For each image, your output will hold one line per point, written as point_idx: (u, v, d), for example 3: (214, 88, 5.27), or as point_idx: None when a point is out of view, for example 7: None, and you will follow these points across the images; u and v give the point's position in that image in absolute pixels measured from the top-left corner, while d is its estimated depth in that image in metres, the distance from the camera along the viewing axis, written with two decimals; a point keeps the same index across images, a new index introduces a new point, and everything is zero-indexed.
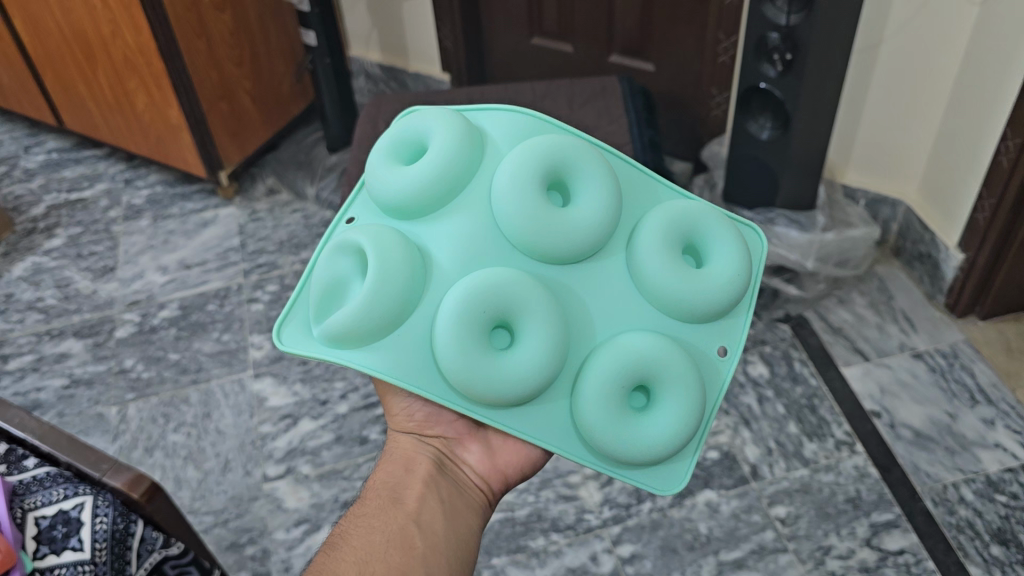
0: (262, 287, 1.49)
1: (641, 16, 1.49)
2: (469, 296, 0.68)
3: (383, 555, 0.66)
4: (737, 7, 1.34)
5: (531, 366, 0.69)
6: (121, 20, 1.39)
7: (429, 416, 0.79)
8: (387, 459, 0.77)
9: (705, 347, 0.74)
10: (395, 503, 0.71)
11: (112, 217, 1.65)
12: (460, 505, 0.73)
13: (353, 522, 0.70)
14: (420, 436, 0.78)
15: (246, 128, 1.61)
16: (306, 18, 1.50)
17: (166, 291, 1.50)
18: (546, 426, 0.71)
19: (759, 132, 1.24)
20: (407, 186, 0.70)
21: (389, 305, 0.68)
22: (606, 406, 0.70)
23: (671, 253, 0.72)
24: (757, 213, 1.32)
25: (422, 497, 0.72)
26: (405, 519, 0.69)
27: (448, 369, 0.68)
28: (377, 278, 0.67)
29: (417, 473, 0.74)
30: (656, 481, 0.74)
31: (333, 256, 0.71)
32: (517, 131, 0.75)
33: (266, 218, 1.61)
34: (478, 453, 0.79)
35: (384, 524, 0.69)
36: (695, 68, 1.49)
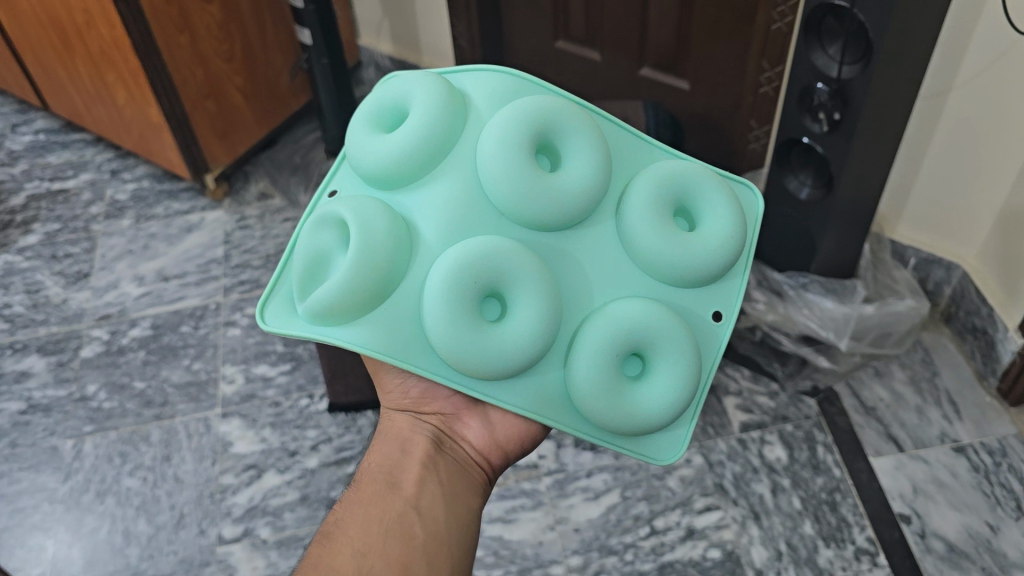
0: (241, 309, 1.37)
1: (678, 28, 1.32)
2: (457, 265, 0.63)
3: (381, 546, 0.62)
4: (784, 35, 1.15)
5: (523, 333, 0.64)
6: (94, 12, 1.25)
7: (425, 393, 0.76)
8: (382, 438, 0.74)
9: (699, 313, 0.71)
10: (393, 486, 0.67)
11: (92, 213, 1.53)
12: (460, 487, 0.70)
13: (349, 509, 0.66)
14: (415, 414, 0.75)
15: (236, 128, 1.46)
16: (301, 15, 1.33)
17: (140, 306, 1.39)
18: (538, 397, 0.68)
19: (798, 189, 1.07)
20: (394, 147, 0.65)
21: (373, 276, 0.63)
22: (600, 376, 0.66)
23: (665, 219, 0.68)
24: (789, 278, 1.15)
25: (421, 480, 0.68)
26: (404, 506, 0.66)
27: (437, 339, 0.63)
28: (363, 246, 0.63)
29: (414, 455, 0.71)
30: (652, 448, 0.71)
31: (314, 230, 0.67)
32: (499, 96, 0.69)
33: (254, 226, 1.48)
34: (479, 430, 0.75)
35: (380, 510, 0.65)
36: (734, 91, 1.31)
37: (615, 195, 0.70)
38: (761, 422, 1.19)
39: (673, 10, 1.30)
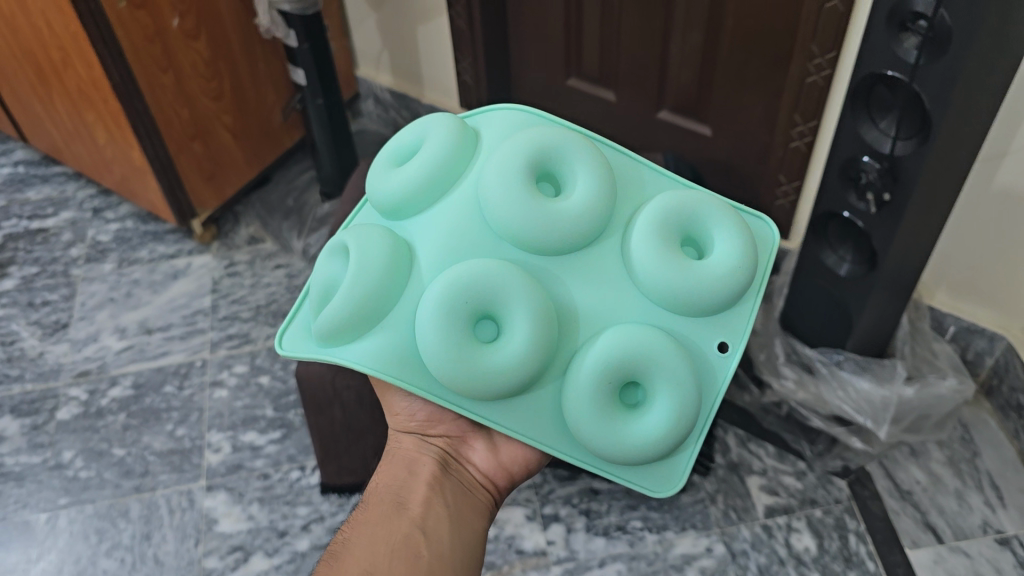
0: (229, 367, 1.28)
1: (701, 72, 1.22)
2: (450, 288, 0.63)
3: (389, 569, 0.64)
4: (821, 89, 1.05)
5: (515, 359, 0.64)
6: (70, 50, 1.15)
7: (431, 416, 0.75)
8: (389, 459, 0.75)
9: (701, 344, 0.68)
10: (400, 509, 0.69)
11: (73, 256, 1.44)
12: (465, 509, 0.71)
13: (356, 531, 0.68)
14: (422, 437, 0.75)
15: (225, 168, 1.37)
16: (295, 54, 1.23)
17: (121, 362, 1.30)
18: (533, 420, 0.68)
19: (837, 265, 0.97)
20: (402, 180, 0.68)
21: (373, 297, 0.65)
22: (593, 402, 0.65)
23: (665, 245, 0.66)
24: (821, 354, 1.06)
25: (428, 502, 0.70)
26: (410, 529, 0.67)
27: (428, 361, 0.64)
28: (363, 270, 0.65)
29: (420, 478, 0.72)
30: (649, 477, 0.70)
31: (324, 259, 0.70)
32: (510, 130, 0.70)
33: (244, 273, 1.39)
34: (484, 452, 0.76)
35: (387, 533, 0.67)
36: (761, 141, 1.21)
37: (620, 221, 0.69)
38: (787, 506, 1.11)
39: (696, 54, 1.20)
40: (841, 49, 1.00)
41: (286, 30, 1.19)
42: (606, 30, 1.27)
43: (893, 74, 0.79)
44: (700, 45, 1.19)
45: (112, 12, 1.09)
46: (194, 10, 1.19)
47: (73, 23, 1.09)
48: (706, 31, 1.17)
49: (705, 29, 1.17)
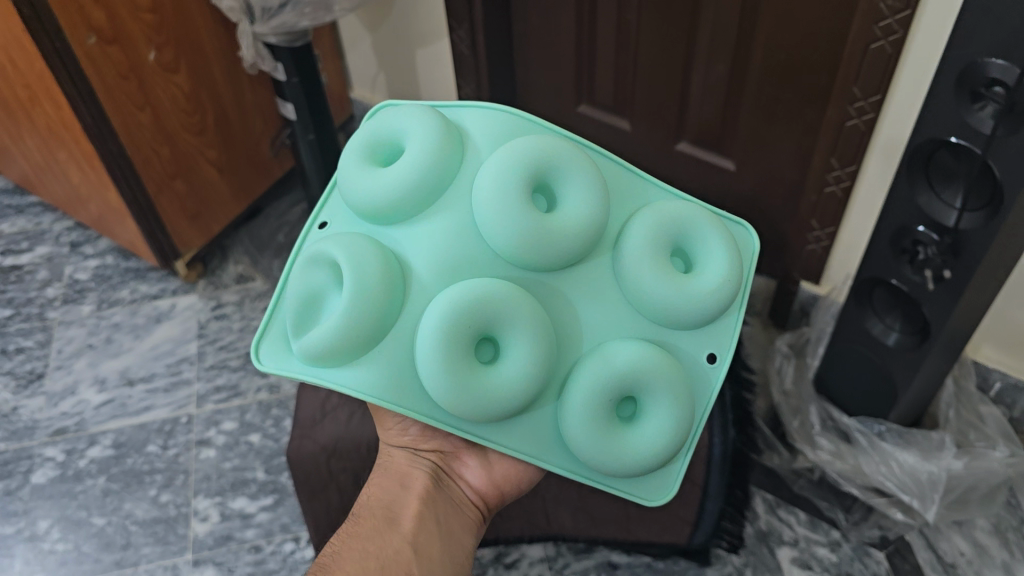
0: (217, 424, 1.19)
1: (725, 105, 1.12)
2: (451, 309, 0.57)
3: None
4: (861, 134, 0.95)
5: (517, 379, 0.59)
6: (36, 89, 1.05)
7: (425, 431, 0.72)
8: (381, 470, 0.71)
9: (694, 355, 0.64)
10: (391, 523, 0.65)
11: (48, 296, 1.35)
12: (455, 527, 0.68)
13: (344, 544, 0.64)
14: (414, 451, 0.71)
15: (210, 205, 1.27)
16: (282, 88, 1.13)
17: (100, 418, 1.20)
18: (530, 439, 0.62)
19: (885, 334, 0.88)
20: (389, 185, 0.59)
21: (375, 310, 0.58)
22: (592, 419, 0.60)
23: (665, 260, 0.61)
24: (860, 423, 0.98)
25: (420, 518, 0.66)
26: (402, 546, 0.63)
27: (428, 385, 0.58)
28: (357, 292, 0.57)
29: (413, 492, 0.68)
30: (643, 489, 0.65)
31: (306, 266, 0.61)
32: (496, 126, 0.63)
33: (232, 315, 1.30)
34: (477, 469, 0.72)
35: (377, 548, 0.63)
36: (791, 180, 1.12)
37: (616, 227, 0.63)
38: None
39: (719, 87, 1.11)
40: (886, 92, 0.91)
41: (273, 63, 1.09)
42: (620, 57, 1.17)
43: (958, 139, 0.69)
44: (724, 78, 1.09)
45: (80, 49, 0.99)
46: (173, 41, 1.09)
47: (36, 61, 0.99)
48: (731, 62, 1.07)
49: (731, 60, 1.07)
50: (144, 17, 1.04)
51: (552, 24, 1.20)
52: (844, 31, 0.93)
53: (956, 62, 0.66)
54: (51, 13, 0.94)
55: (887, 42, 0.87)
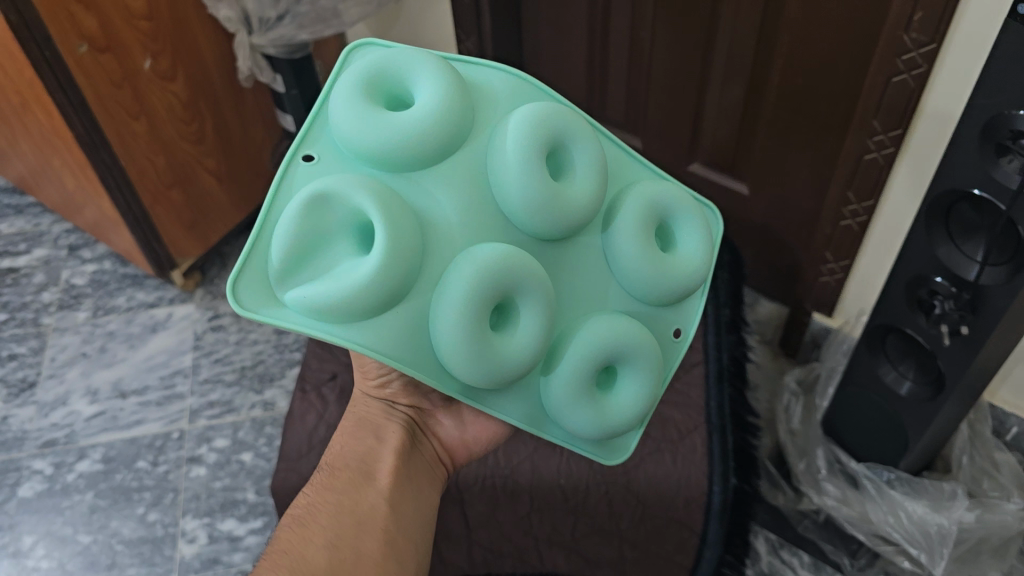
0: (209, 441, 1.16)
1: (740, 128, 1.08)
2: (484, 268, 0.49)
3: (357, 538, 0.56)
4: (879, 168, 0.91)
5: (530, 346, 0.52)
6: (28, 96, 1.02)
7: (408, 385, 0.68)
8: (352, 419, 0.66)
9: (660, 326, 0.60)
10: (368, 477, 0.60)
11: (44, 300, 1.33)
12: (424, 483, 0.65)
13: (318, 495, 0.58)
14: (391, 403, 0.68)
15: (208, 214, 1.24)
16: (280, 100, 1.10)
17: (91, 431, 1.18)
18: (514, 406, 0.55)
19: (897, 383, 0.84)
20: (422, 120, 0.48)
21: (409, 259, 0.48)
22: (577, 393, 0.55)
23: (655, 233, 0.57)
24: (868, 470, 0.94)
25: (397, 471, 0.62)
26: (380, 500, 0.59)
27: (450, 351, 0.49)
28: (388, 238, 0.47)
29: (390, 444, 0.64)
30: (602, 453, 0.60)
31: (310, 202, 0.47)
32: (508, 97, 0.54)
33: (228, 327, 1.28)
34: (451, 428, 0.70)
35: (355, 500, 0.58)
36: (807, 207, 1.07)
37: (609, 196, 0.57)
38: None
39: (734, 110, 1.06)
40: (907, 126, 0.86)
41: (273, 74, 1.05)
42: (631, 74, 1.13)
43: (981, 192, 0.65)
44: (739, 101, 1.04)
45: (71, 58, 0.95)
46: (170, 49, 1.06)
47: (26, 69, 0.96)
48: (747, 85, 1.02)
49: (747, 83, 1.02)
50: (139, 25, 1.01)
51: (562, 37, 1.16)
52: (866, 59, 0.88)
53: (984, 114, 0.61)
54: (41, 21, 0.91)
55: (910, 75, 0.82)
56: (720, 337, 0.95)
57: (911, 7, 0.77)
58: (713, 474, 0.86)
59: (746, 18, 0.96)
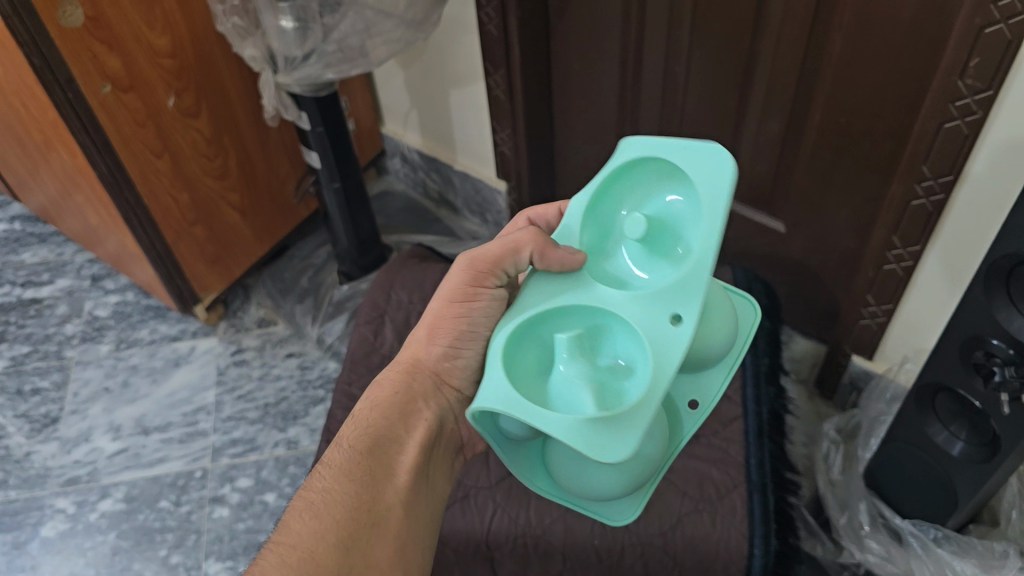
0: (232, 480, 1.13)
1: (777, 167, 1.04)
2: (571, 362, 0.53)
3: (368, 545, 0.56)
4: (927, 213, 0.87)
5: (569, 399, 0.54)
6: (51, 134, 1.00)
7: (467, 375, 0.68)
8: (388, 389, 0.66)
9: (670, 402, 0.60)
10: (389, 470, 0.60)
11: (67, 333, 1.34)
12: (436, 477, 0.65)
13: (336, 482, 0.58)
14: (437, 380, 0.68)
15: (231, 248, 1.23)
16: (306, 136, 1.09)
17: (113, 469, 1.16)
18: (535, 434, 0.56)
19: (949, 443, 0.81)
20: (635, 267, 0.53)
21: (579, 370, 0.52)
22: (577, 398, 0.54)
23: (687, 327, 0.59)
24: (915, 528, 0.90)
25: (416, 467, 0.62)
26: (396, 498, 0.59)
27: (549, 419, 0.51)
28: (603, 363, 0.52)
29: (419, 432, 0.64)
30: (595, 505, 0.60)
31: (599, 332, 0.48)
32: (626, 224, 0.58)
33: (251, 362, 1.26)
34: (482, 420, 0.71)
35: (372, 500, 0.58)
36: (848, 246, 1.03)
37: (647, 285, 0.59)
38: None
39: (771, 148, 1.03)
40: (958, 173, 0.82)
41: (298, 111, 1.05)
42: (663, 112, 1.11)
43: None
44: (777, 139, 1.01)
45: (95, 99, 0.94)
46: (194, 87, 1.04)
47: (50, 109, 0.94)
48: (785, 123, 0.99)
49: (785, 121, 0.99)
50: (164, 63, 0.99)
51: (592, 73, 1.13)
52: (915, 102, 0.85)
53: None
54: (64, 64, 0.89)
55: (964, 122, 0.78)
56: (758, 390, 0.96)
57: (967, 52, 0.74)
58: (753, 537, 0.84)
59: (786, 56, 0.93)
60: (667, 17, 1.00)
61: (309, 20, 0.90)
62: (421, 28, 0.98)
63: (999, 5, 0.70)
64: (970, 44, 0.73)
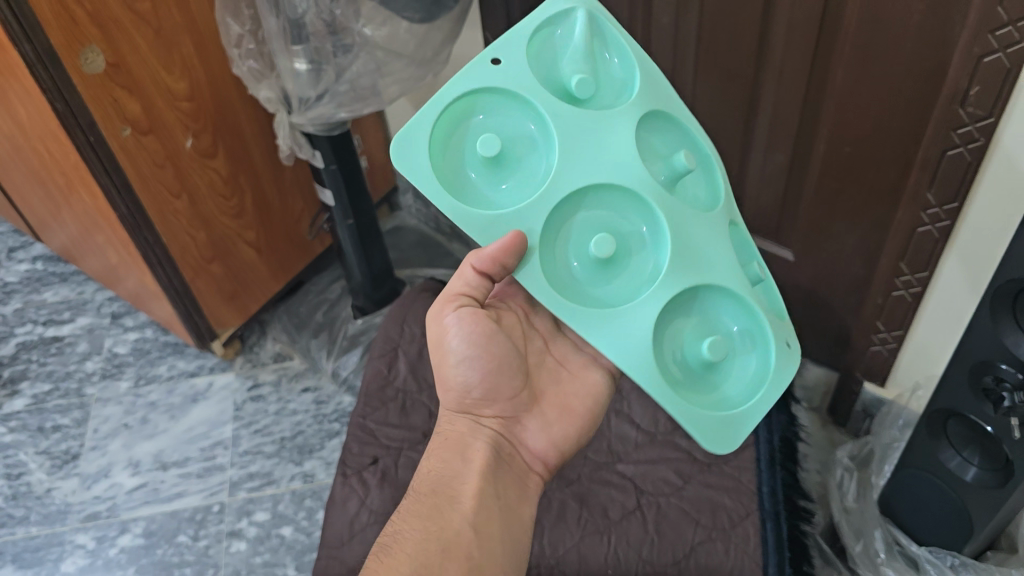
0: (249, 515, 1.14)
1: (784, 195, 1.06)
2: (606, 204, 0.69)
3: (440, 565, 0.60)
4: (933, 239, 0.88)
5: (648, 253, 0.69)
6: (73, 177, 1.03)
7: (486, 394, 0.70)
8: (439, 439, 0.71)
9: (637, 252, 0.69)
10: (451, 503, 0.65)
11: (87, 370, 1.36)
12: (515, 495, 0.69)
13: (404, 525, 0.63)
14: (476, 419, 0.71)
15: (248, 285, 1.25)
16: (320, 175, 1.12)
17: (132, 504, 1.17)
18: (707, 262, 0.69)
19: (961, 468, 0.81)
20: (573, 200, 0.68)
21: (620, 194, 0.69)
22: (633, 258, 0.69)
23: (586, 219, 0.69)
24: (934, 557, 0.89)
25: (479, 491, 0.66)
26: (461, 524, 0.63)
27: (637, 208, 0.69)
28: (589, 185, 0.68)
29: (473, 465, 0.68)
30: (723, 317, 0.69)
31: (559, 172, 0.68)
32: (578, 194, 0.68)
33: (268, 397, 1.28)
34: (536, 432, 0.72)
35: (441, 527, 0.63)
36: (857, 273, 1.04)
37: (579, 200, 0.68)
38: None
39: (778, 177, 1.04)
40: (963, 200, 0.83)
41: (311, 150, 1.07)
42: None
43: None
44: (784, 169, 1.02)
45: (115, 141, 0.96)
46: (210, 129, 1.07)
47: (71, 153, 0.96)
48: (791, 152, 1.00)
49: (791, 152, 1.00)
50: (182, 106, 1.02)
51: None
52: (919, 130, 0.86)
53: None
54: (86, 109, 0.92)
55: (967, 149, 0.79)
56: (769, 418, 0.98)
57: (967, 81, 0.75)
58: (768, 563, 0.85)
59: (790, 87, 0.94)
60: (673, 52, 1.02)
61: (323, 60, 0.93)
62: (432, 67, 1.01)
63: (997, 34, 0.71)
64: (970, 72, 0.74)
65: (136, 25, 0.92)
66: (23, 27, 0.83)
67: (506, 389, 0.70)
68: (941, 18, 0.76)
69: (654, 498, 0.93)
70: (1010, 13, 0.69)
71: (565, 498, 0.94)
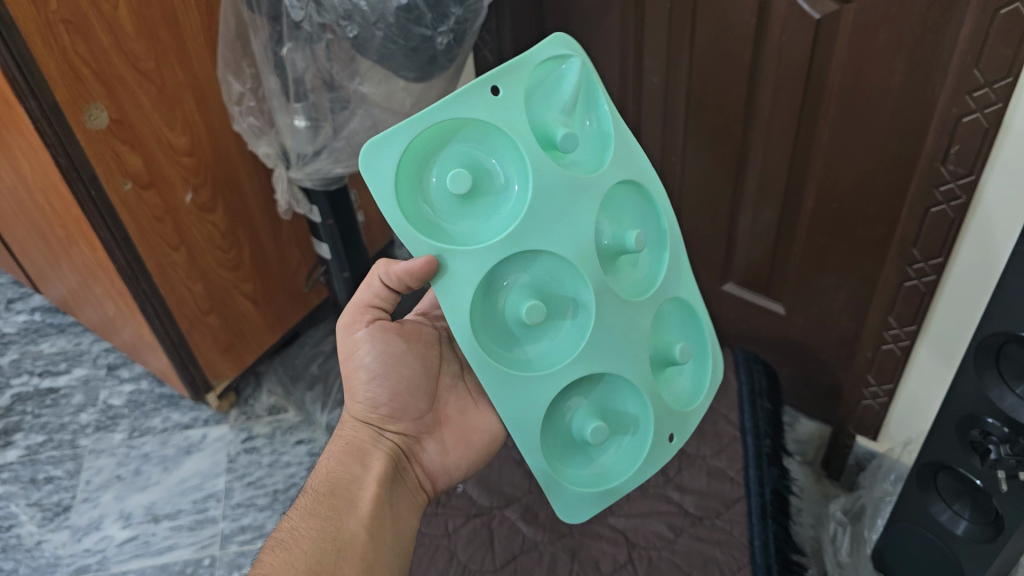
0: (240, 568, 1.13)
1: (773, 249, 1.07)
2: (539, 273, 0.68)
3: (337, 565, 0.62)
4: (920, 294, 0.89)
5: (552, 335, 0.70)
6: (72, 229, 1.04)
7: (393, 412, 0.74)
8: (341, 443, 0.73)
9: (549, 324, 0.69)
10: (349, 506, 0.67)
11: (82, 421, 1.36)
12: (406, 508, 0.72)
13: (302, 520, 0.65)
14: (379, 430, 0.74)
15: (242, 337, 1.26)
16: (317, 229, 1.14)
17: (122, 557, 1.16)
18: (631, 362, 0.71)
19: (949, 522, 0.81)
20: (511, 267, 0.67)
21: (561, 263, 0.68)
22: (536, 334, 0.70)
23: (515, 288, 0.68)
24: None
25: (376, 500, 0.69)
26: (357, 526, 0.66)
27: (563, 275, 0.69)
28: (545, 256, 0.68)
29: (372, 473, 0.71)
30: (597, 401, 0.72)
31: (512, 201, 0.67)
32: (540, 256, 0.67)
33: (262, 449, 1.28)
34: (433, 455, 0.76)
35: (338, 528, 0.65)
36: (847, 326, 1.05)
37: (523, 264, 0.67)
38: None
39: (767, 233, 1.06)
40: (948, 255, 0.84)
41: (309, 205, 1.09)
42: None
43: None
44: (773, 224, 1.04)
45: (116, 195, 0.98)
46: (210, 183, 1.09)
47: (72, 206, 0.98)
48: (779, 208, 1.02)
49: (779, 208, 1.02)
50: (182, 161, 1.04)
51: None
52: (902, 186, 0.88)
53: None
54: (88, 163, 0.94)
55: (949, 206, 0.81)
56: (761, 472, 0.99)
57: (947, 140, 0.77)
58: None
59: (777, 144, 0.96)
60: (662, 111, 1.04)
61: (321, 118, 0.95)
62: None
63: (974, 95, 0.73)
64: (949, 132, 0.76)
65: (139, 82, 0.95)
66: (30, 85, 0.86)
67: (413, 409, 0.75)
68: (920, 80, 0.79)
69: (645, 551, 0.95)
70: (987, 75, 0.71)
71: (556, 551, 0.95)
